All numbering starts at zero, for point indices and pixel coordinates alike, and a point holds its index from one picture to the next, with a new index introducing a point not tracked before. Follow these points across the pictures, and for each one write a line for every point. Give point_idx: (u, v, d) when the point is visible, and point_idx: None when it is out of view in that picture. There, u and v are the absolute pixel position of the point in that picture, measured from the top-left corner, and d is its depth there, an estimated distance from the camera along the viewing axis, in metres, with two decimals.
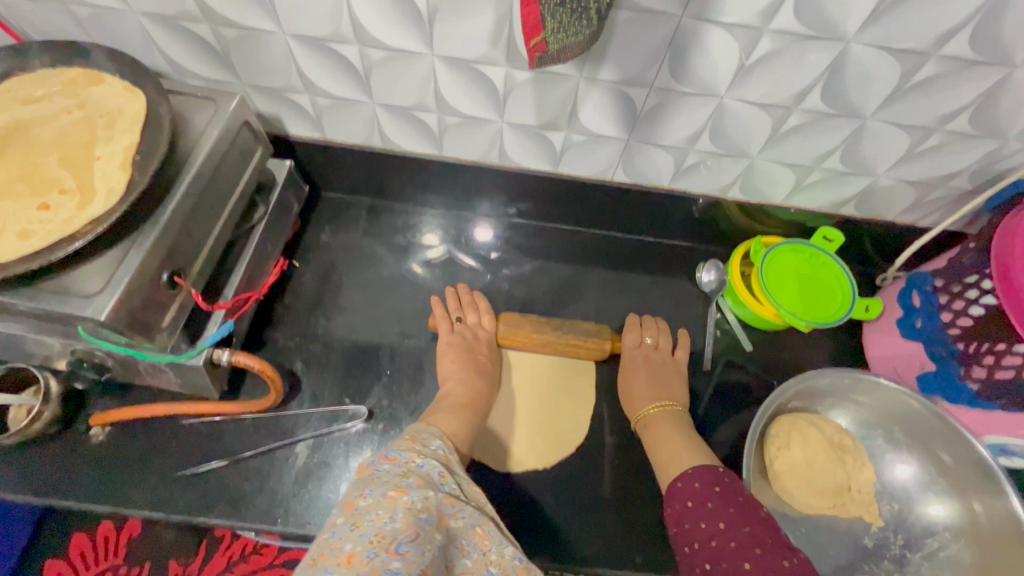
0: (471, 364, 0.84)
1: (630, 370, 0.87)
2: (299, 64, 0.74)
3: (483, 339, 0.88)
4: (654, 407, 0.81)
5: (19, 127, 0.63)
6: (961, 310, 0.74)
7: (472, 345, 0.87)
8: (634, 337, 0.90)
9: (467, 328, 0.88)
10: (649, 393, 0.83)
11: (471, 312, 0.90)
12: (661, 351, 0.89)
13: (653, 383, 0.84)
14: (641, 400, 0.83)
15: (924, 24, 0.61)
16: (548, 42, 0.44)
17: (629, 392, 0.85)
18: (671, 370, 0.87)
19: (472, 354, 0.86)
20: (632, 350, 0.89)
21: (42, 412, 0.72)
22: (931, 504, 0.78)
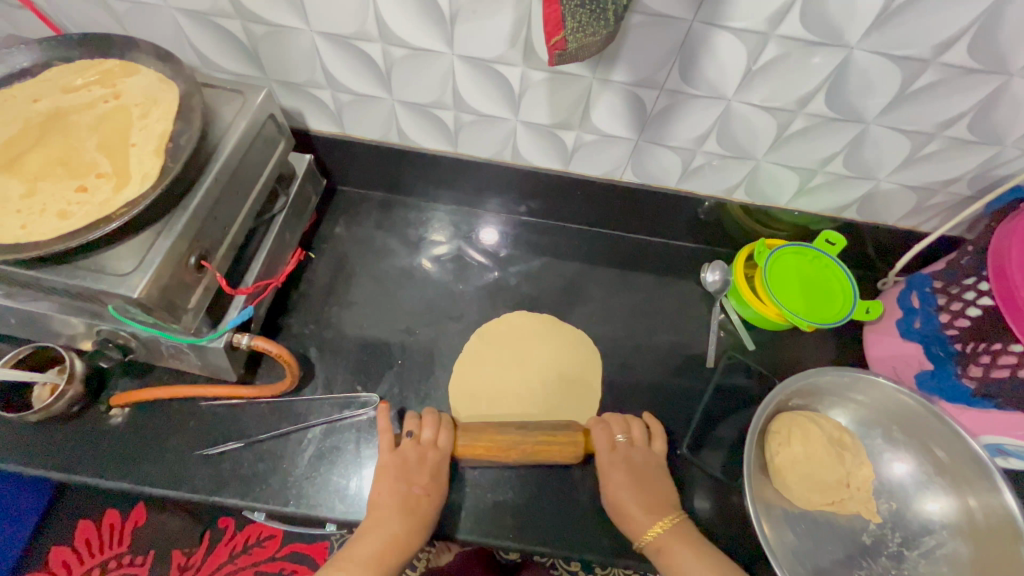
0: (403, 500, 0.61)
1: (609, 480, 0.66)
2: (325, 61, 0.66)
3: (429, 464, 0.65)
4: (655, 526, 0.62)
5: (58, 114, 0.56)
6: (958, 311, 0.63)
7: (410, 470, 0.64)
8: (604, 439, 0.68)
9: (415, 448, 0.66)
10: (643, 510, 0.63)
11: (428, 426, 0.67)
12: (637, 447, 0.69)
13: (645, 497, 0.64)
14: (641, 517, 0.63)
15: (913, 34, 0.52)
16: (568, 41, 0.40)
17: (619, 507, 0.64)
18: (652, 469, 0.68)
19: (410, 483, 0.63)
20: (609, 456, 0.67)
21: (66, 391, 0.65)
22: (927, 501, 0.68)
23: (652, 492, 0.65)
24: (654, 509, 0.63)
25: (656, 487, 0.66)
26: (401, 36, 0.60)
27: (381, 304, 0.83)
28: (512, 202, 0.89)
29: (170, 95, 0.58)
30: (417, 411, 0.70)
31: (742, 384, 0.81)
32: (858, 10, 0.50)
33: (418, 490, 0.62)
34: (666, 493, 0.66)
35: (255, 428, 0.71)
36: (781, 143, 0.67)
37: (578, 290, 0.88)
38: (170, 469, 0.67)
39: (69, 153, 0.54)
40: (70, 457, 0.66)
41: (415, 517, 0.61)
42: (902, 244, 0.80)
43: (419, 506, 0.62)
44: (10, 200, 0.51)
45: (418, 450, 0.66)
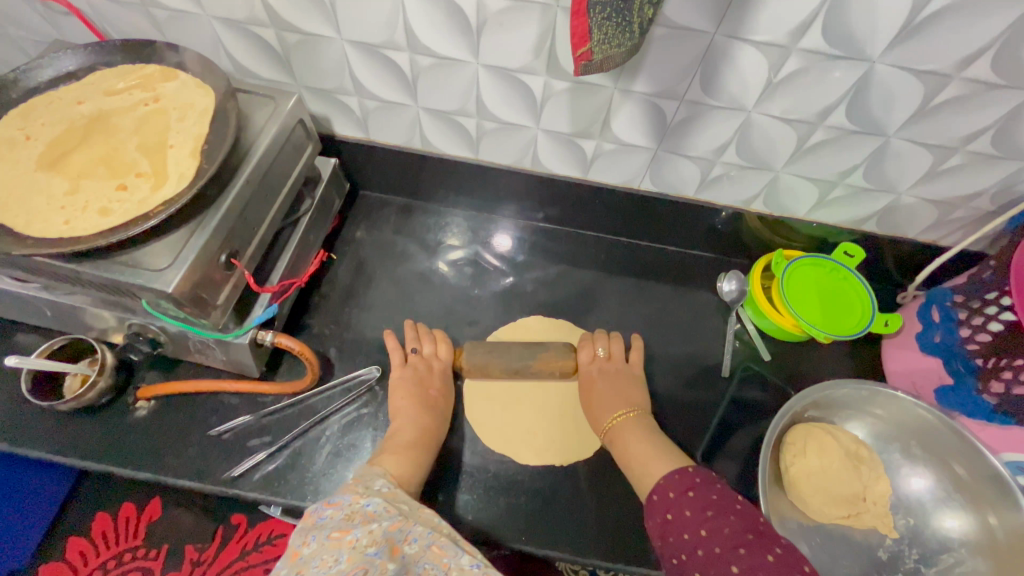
0: (423, 400, 0.71)
1: (586, 388, 0.74)
2: (354, 70, 0.68)
3: (437, 371, 0.75)
4: (617, 416, 0.69)
5: (100, 117, 0.59)
6: (979, 326, 0.63)
7: (424, 378, 0.73)
8: (587, 353, 0.76)
9: (422, 361, 0.75)
10: (608, 402, 0.71)
11: (427, 342, 0.77)
12: (614, 361, 0.77)
13: (612, 396, 0.72)
14: (604, 410, 0.71)
15: (937, 49, 0.52)
16: (593, 52, 0.41)
17: (591, 406, 0.73)
18: (625, 377, 0.75)
19: (425, 386, 0.73)
20: (589, 366, 0.76)
21: (96, 381, 0.68)
22: (945, 518, 0.67)
23: (621, 392, 0.73)
24: (618, 403, 0.71)
25: (627, 389, 0.73)
26: (427, 45, 0.62)
27: (399, 307, 0.85)
28: (529, 209, 0.90)
29: (207, 99, 0.60)
30: (413, 328, 0.79)
31: (757, 395, 0.81)
32: (880, 25, 0.51)
33: (434, 393, 0.72)
34: (633, 393, 0.73)
35: (275, 424, 0.72)
36: (801, 154, 0.67)
37: (593, 297, 0.89)
38: (191, 461, 0.69)
39: (110, 153, 0.57)
40: (97, 446, 0.68)
41: (434, 412, 0.70)
42: (921, 258, 0.80)
43: (437, 403, 0.72)
44: (55, 196, 0.53)
45: (423, 364, 0.75)
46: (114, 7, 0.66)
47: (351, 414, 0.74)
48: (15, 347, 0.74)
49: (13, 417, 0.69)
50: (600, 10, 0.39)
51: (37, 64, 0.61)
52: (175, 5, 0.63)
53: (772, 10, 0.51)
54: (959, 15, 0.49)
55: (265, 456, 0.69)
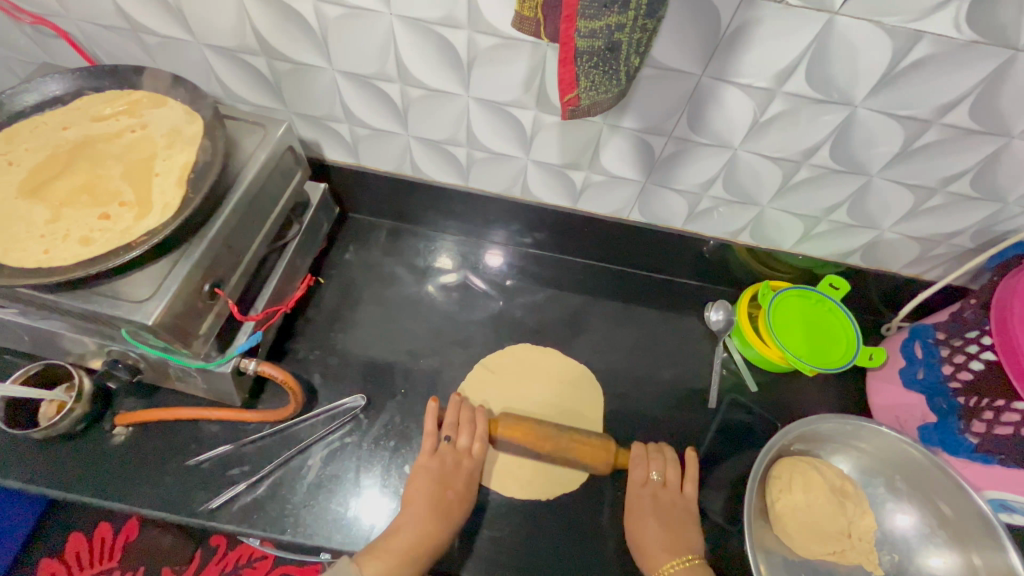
0: (437, 501, 0.65)
1: (636, 516, 0.69)
2: (345, 98, 0.68)
3: (465, 470, 0.70)
4: (674, 564, 0.63)
5: (85, 143, 0.58)
6: (961, 364, 0.64)
7: (447, 476, 0.68)
8: (641, 472, 0.71)
9: (453, 453, 0.70)
10: (660, 547, 0.65)
11: (465, 433, 0.72)
12: (670, 488, 0.71)
13: (665, 536, 0.66)
14: (657, 553, 0.65)
15: (918, 96, 0.53)
16: (581, 98, 0.42)
17: (639, 541, 0.67)
18: (679, 512, 0.69)
19: (445, 487, 0.67)
20: (639, 488, 0.71)
21: (72, 409, 0.66)
22: (930, 555, 0.67)
23: (674, 534, 0.67)
24: (668, 550, 0.65)
25: (681, 531, 0.67)
26: (419, 78, 0.63)
27: (386, 331, 0.84)
28: (519, 234, 0.90)
29: (195, 126, 0.60)
30: (456, 412, 0.74)
31: (744, 426, 0.81)
32: (860, 72, 0.52)
33: (452, 496, 0.67)
34: (688, 535, 0.68)
35: (256, 453, 0.71)
36: (786, 190, 0.68)
37: (582, 323, 0.89)
38: (168, 491, 0.67)
39: (94, 180, 0.56)
40: (70, 476, 0.67)
41: (447, 521, 0.65)
42: (904, 290, 0.81)
43: (451, 510, 0.66)
44: (35, 224, 0.52)
45: (455, 454, 0.70)
46: (103, 31, 0.65)
47: (334, 443, 0.73)
48: None
49: None
50: (587, 59, 0.39)
51: (23, 88, 0.60)
52: (166, 32, 0.63)
53: (757, 55, 0.52)
54: (939, 65, 0.50)
55: (245, 487, 0.68)
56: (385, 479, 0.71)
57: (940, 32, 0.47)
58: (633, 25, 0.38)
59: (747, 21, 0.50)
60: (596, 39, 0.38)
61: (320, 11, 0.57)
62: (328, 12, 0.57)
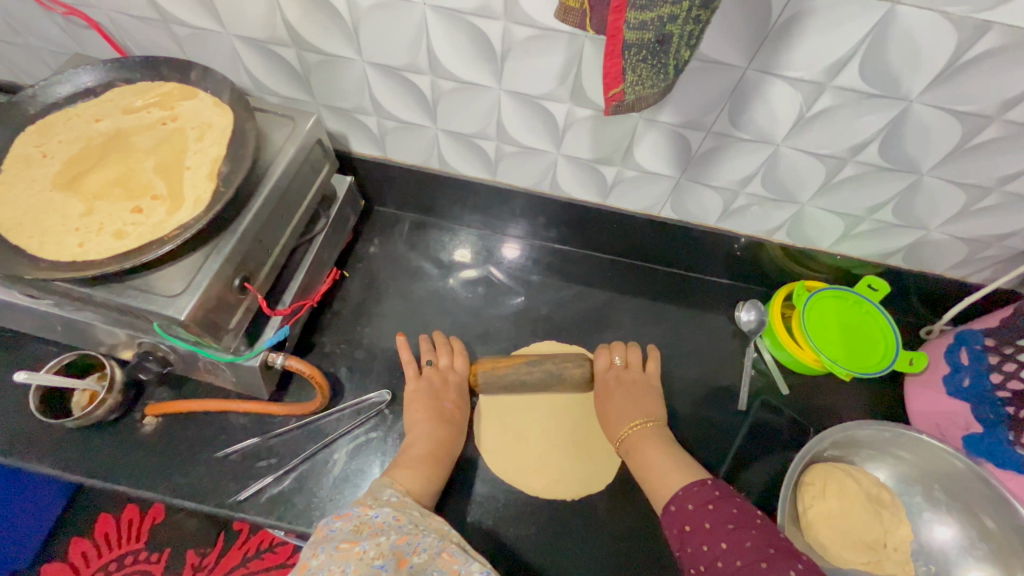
0: (439, 413, 0.71)
1: (602, 395, 0.75)
2: (374, 90, 0.67)
3: (452, 384, 0.75)
4: (634, 424, 0.70)
5: (117, 135, 0.58)
6: (1012, 373, 0.61)
7: (439, 390, 0.74)
8: (604, 359, 0.78)
9: (437, 373, 0.76)
10: (624, 414, 0.72)
11: (444, 353, 0.78)
12: (631, 369, 0.77)
13: (628, 405, 0.73)
14: (621, 418, 0.72)
15: (981, 91, 0.50)
16: (626, 93, 0.40)
17: (606, 416, 0.74)
18: (643, 386, 0.76)
19: (441, 399, 0.73)
20: (603, 373, 0.77)
21: (105, 398, 0.67)
22: (970, 570, 0.65)
23: (636, 400, 0.74)
24: (633, 413, 0.72)
25: (645, 400, 0.74)
26: (450, 70, 0.61)
27: (411, 325, 0.84)
28: (546, 229, 0.88)
29: (225, 119, 0.59)
30: (430, 340, 0.80)
31: (775, 430, 0.79)
32: (920, 66, 0.49)
33: (449, 405, 0.73)
34: (651, 404, 0.74)
35: (283, 446, 0.71)
36: (829, 188, 0.65)
37: (607, 319, 0.87)
38: (197, 482, 0.68)
39: (127, 173, 0.56)
40: (103, 465, 0.68)
41: (451, 425, 0.71)
42: (947, 293, 0.77)
43: (453, 416, 0.72)
44: (70, 217, 0.52)
45: (442, 375, 0.75)
46: (134, 22, 0.65)
47: (360, 437, 0.73)
48: (27, 360, 0.74)
49: (20, 432, 0.68)
50: (635, 52, 0.37)
51: (55, 79, 0.60)
52: (196, 23, 0.63)
53: (808, 47, 0.50)
54: (1006, 58, 0.47)
55: (272, 480, 0.68)
56: None
57: (1012, 24, 0.44)
58: (685, 16, 0.36)
59: (800, 11, 0.47)
60: (646, 31, 0.36)
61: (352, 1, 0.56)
62: (360, 2, 0.56)
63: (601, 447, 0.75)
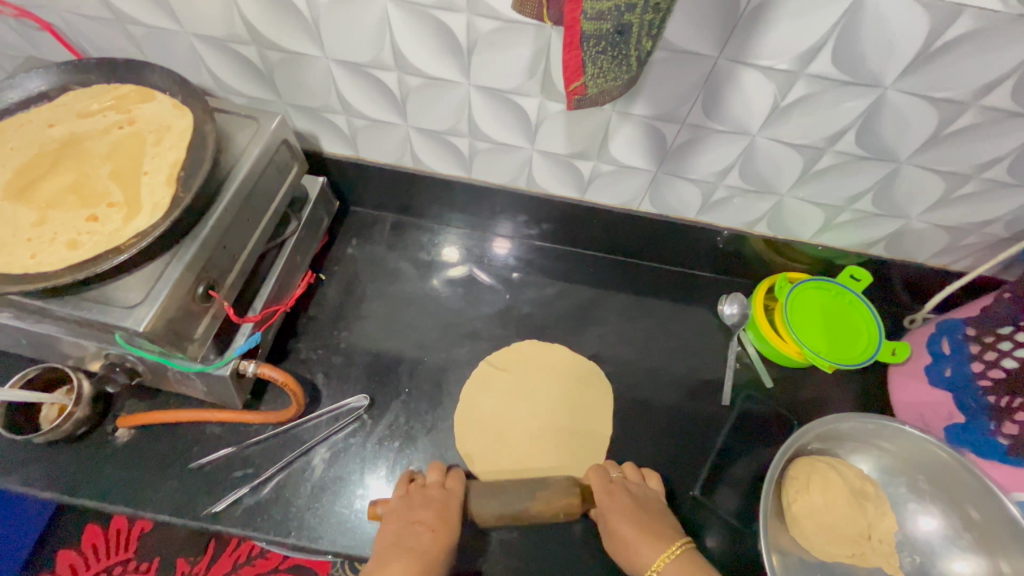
0: (405, 540, 0.57)
1: (611, 512, 0.63)
2: (341, 88, 0.65)
3: (435, 501, 0.62)
4: (665, 555, 0.58)
5: (72, 141, 0.56)
6: (992, 362, 0.60)
7: (414, 510, 0.60)
8: (602, 471, 0.68)
9: (420, 490, 0.64)
10: (646, 540, 0.60)
11: (435, 470, 0.66)
12: (633, 482, 0.67)
13: (644, 526, 0.61)
14: (645, 547, 0.59)
15: (956, 77, 0.49)
16: (587, 87, 0.39)
17: (622, 543, 0.61)
18: (651, 502, 0.65)
19: (413, 520, 0.59)
20: (607, 486, 0.65)
21: (73, 412, 0.65)
22: (954, 560, 0.65)
23: (652, 521, 0.62)
24: (656, 538, 0.60)
25: (658, 519, 0.63)
26: (416, 66, 0.59)
27: (391, 327, 0.82)
28: (526, 226, 0.87)
29: (184, 122, 0.57)
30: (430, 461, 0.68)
31: (760, 424, 0.78)
32: (892, 52, 0.48)
33: (423, 526, 0.58)
34: (666, 524, 0.63)
35: (259, 455, 0.70)
36: (807, 178, 0.64)
37: (590, 316, 0.86)
38: (171, 494, 0.66)
39: (81, 180, 0.54)
40: (74, 480, 0.66)
41: (417, 556, 0.56)
42: (930, 281, 0.77)
43: (423, 546, 0.57)
44: (22, 228, 0.51)
45: (426, 490, 0.63)
46: (89, 23, 0.62)
47: (338, 444, 0.72)
48: None
49: None
50: (594, 44, 0.36)
51: (6, 84, 0.58)
52: (153, 22, 0.60)
53: (779, 35, 0.48)
54: (979, 42, 0.46)
55: (248, 490, 0.67)
56: (390, 480, 0.70)
57: (984, 6, 0.43)
58: (644, 4, 0.34)
59: None
60: (604, 21, 0.35)
61: None
62: None
63: (585, 445, 0.75)
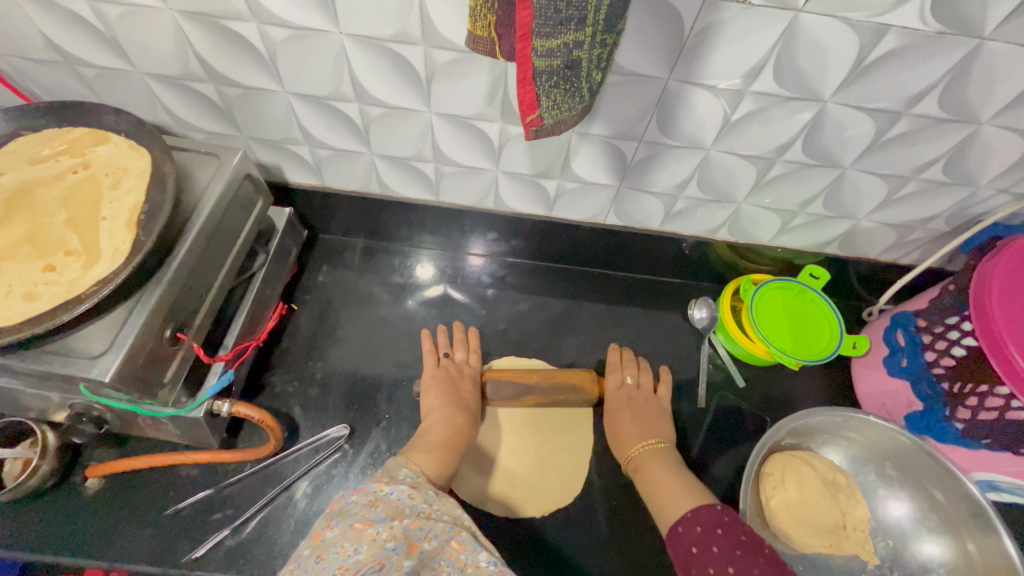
0: (455, 400, 0.72)
1: (612, 412, 0.75)
2: (301, 120, 0.65)
3: (469, 375, 0.76)
4: (642, 445, 0.70)
5: (23, 189, 0.55)
6: (943, 351, 0.64)
7: (456, 381, 0.75)
8: (616, 378, 0.78)
9: (454, 365, 0.77)
10: (633, 432, 0.72)
11: (460, 347, 0.79)
12: (642, 390, 0.77)
13: (638, 424, 0.73)
14: (630, 437, 0.72)
15: (888, 89, 0.52)
16: (544, 118, 0.40)
17: (615, 433, 0.74)
18: (652, 407, 0.76)
19: (457, 389, 0.74)
20: (614, 390, 0.77)
21: (38, 465, 0.63)
22: (924, 542, 0.67)
23: (646, 421, 0.73)
24: (641, 432, 0.72)
25: (653, 421, 0.73)
26: (377, 97, 0.60)
27: (367, 354, 0.82)
28: (497, 243, 0.88)
29: (142, 162, 0.56)
30: (448, 333, 0.81)
31: (736, 424, 0.80)
32: (828, 68, 0.51)
33: (466, 394, 0.74)
34: (660, 425, 0.73)
35: (238, 495, 0.68)
36: (761, 187, 0.67)
37: (567, 329, 0.87)
38: (147, 543, 0.64)
39: (36, 229, 0.52)
40: (42, 537, 0.63)
41: (466, 413, 0.71)
42: (882, 276, 0.81)
43: (469, 405, 0.73)
44: None
45: (456, 366, 0.77)
46: (35, 66, 0.61)
47: (320, 476, 0.71)
48: None
49: None
50: (547, 79, 0.37)
51: None
52: (105, 63, 0.59)
53: (724, 56, 0.51)
54: (907, 57, 0.49)
55: (229, 532, 0.66)
56: None
57: (906, 26, 0.46)
58: (592, 40, 0.36)
59: (711, 22, 0.48)
60: (555, 57, 0.36)
61: (265, 34, 0.54)
62: (274, 34, 0.54)
63: (566, 460, 0.75)
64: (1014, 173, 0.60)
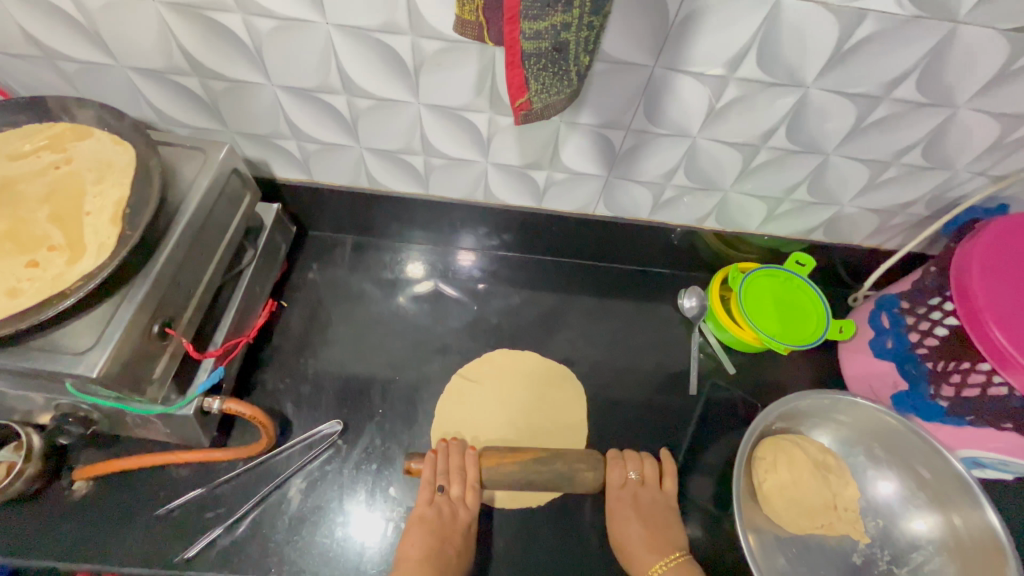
0: (435, 558, 0.61)
1: (619, 520, 0.68)
2: (288, 113, 0.65)
3: (462, 523, 0.65)
4: (661, 565, 0.64)
5: (3, 185, 0.53)
6: (926, 331, 0.65)
7: (444, 530, 0.64)
8: (618, 474, 0.70)
9: (448, 505, 0.66)
10: (647, 550, 0.65)
11: (457, 483, 0.67)
12: (648, 486, 0.70)
13: (649, 536, 0.66)
14: (645, 554, 0.65)
15: (867, 74, 0.53)
16: (533, 102, 0.40)
17: (624, 549, 0.66)
18: (661, 509, 0.69)
19: (442, 541, 0.63)
20: (617, 491, 0.70)
21: (24, 468, 0.61)
22: (913, 519, 0.69)
23: (659, 533, 0.67)
24: (657, 549, 0.65)
25: (665, 529, 0.68)
26: (365, 88, 0.60)
27: (359, 350, 0.81)
28: (486, 237, 0.88)
29: (126, 157, 0.55)
30: (448, 458, 0.69)
31: (727, 411, 0.81)
32: (810, 53, 0.52)
33: (450, 550, 0.63)
34: (671, 531, 0.68)
35: (231, 494, 0.68)
36: (747, 174, 0.68)
37: (558, 322, 0.88)
38: (139, 544, 0.63)
39: (17, 225, 0.51)
40: (29, 540, 0.62)
41: None
42: (865, 261, 0.82)
43: (450, 566, 0.62)
44: None
45: (447, 512, 0.65)
46: (14, 61, 0.60)
47: (314, 473, 0.70)
48: None
49: None
50: (536, 62, 0.37)
51: None
52: (86, 57, 0.59)
53: (707, 43, 0.52)
54: (885, 41, 0.50)
55: (222, 530, 0.65)
56: (370, 509, 0.69)
57: (884, 9, 0.48)
58: (579, 23, 0.36)
59: (694, 10, 0.49)
60: (542, 40, 0.36)
61: (250, 24, 0.54)
62: (260, 25, 0.54)
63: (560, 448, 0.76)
64: (990, 156, 0.62)
